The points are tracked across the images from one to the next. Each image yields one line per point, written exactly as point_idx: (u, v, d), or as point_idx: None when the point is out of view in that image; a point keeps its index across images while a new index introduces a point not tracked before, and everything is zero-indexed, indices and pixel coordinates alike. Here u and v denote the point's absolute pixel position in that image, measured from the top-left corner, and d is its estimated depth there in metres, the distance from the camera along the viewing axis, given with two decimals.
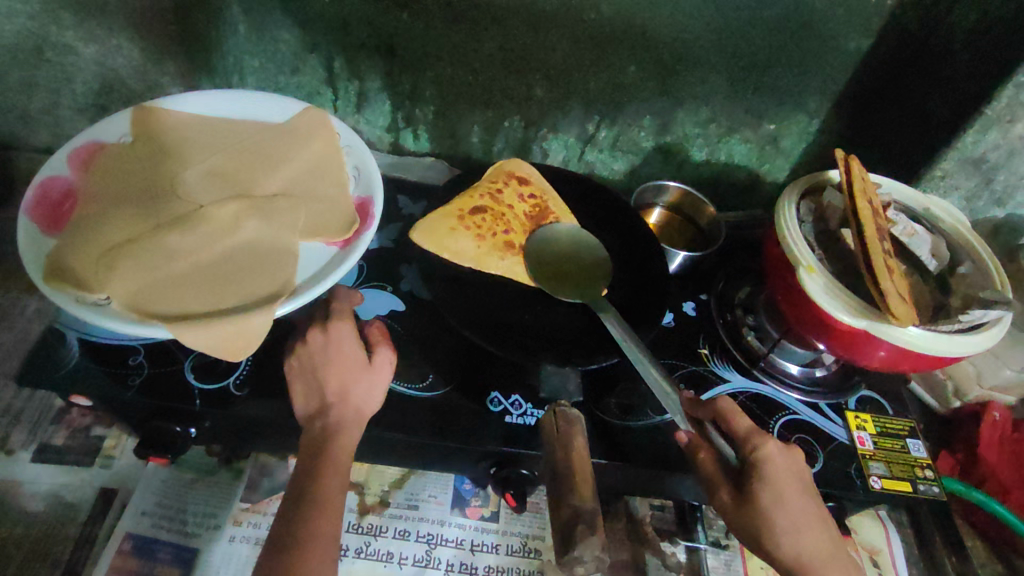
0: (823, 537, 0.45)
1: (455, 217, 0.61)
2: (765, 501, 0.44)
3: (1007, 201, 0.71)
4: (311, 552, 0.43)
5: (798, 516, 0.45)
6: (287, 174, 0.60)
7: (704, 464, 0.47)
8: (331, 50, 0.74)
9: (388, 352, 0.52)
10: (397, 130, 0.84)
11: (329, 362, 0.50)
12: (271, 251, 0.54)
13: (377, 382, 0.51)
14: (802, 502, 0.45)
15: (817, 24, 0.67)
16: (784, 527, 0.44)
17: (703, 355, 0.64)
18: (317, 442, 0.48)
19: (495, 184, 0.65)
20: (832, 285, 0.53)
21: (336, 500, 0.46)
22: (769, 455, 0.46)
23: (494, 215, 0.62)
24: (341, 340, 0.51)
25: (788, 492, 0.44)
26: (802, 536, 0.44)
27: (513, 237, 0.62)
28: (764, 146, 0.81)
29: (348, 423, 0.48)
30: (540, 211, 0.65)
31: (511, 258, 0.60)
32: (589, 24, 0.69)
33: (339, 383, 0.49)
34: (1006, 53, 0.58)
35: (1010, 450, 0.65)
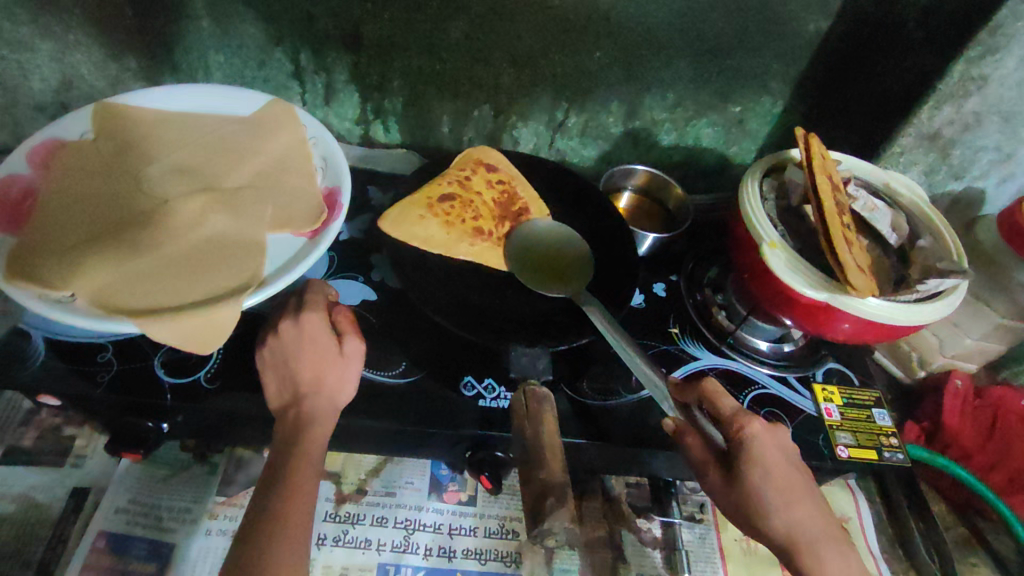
0: (816, 512, 0.45)
1: (423, 205, 0.61)
2: (753, 479, 0.44)
3: (964, 174, 0.72)
4: (285, 542, 0.43)
5: (789, 490, 0.44)
6: (254, 167, 0.60)
7: (692, 449, 0.47)
8: (297, 43, 0.74)
9: (357, 341, 0.52)
10: (367, 122, 0.84)
11: (299, 353, 0.50)
12: (240, 244, 0.54)
13: (347, 370, 0.50)
14: (790, 477, 0.44)
15: (778, 6, 0.68)
16: (775, 504, 0.44)
17: (673, 334, 0.65)
18: (289, 433, 0.47)
19: (463, 171, 0.66)
20: (793, 259, 0.54)
21: (308, 490, 0.46)
22: (756, 434, 0.45)
23: (462, 202, 0.63)
24: (313, 330, 0.51)
25: (777, 471, 0.44)
26: (788, 510, 0.44)
27: (481, 223, 0.62)
28: (731, 129, 0.82)
29: (322, 412, 0.48)
30: (510, 197, 0.65)
31: (480, 244, 0.61)
32: (554, 11, 0.69)
33: (312, 372, 0.49)
34: (955, 30, 0.60)
35: (972, 414, 0.67)
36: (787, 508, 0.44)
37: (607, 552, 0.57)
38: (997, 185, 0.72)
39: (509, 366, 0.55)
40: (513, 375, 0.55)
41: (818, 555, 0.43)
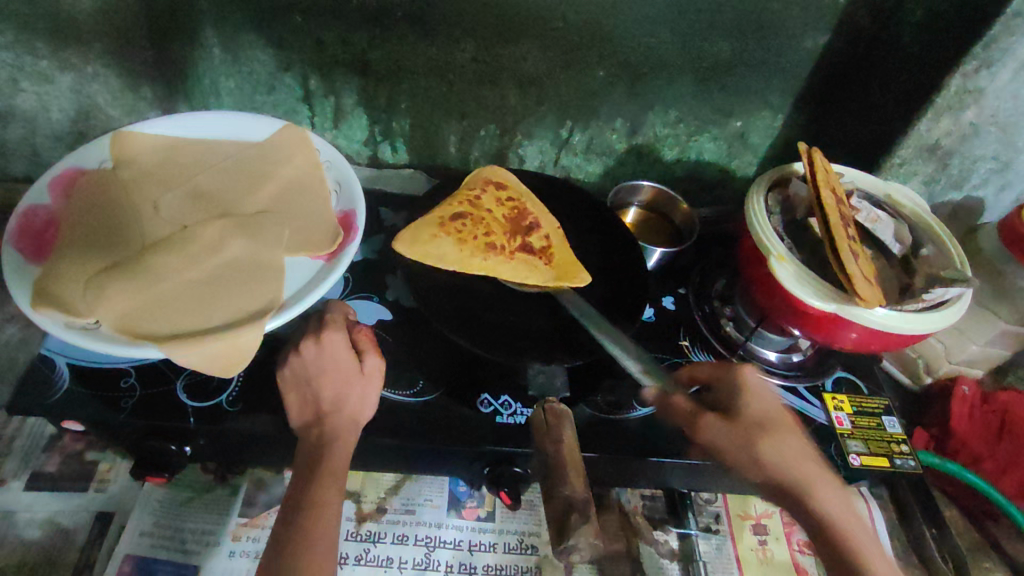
0: (793, 450, 0.48)
1: (436, 225, 0.63)
2: (754, 405, 0.49)
3: (963, 183, 0.72)
4: (310, 564, 0.43)
5: (776, 423, 0.49)
6: (270, 192, 0.62)
7: (678, 402, 0.49)
8: (306, 69, 0.77)
9: (377, 359, 0.53)
10: (375, 143, 0.86)
11: (322, 373, 0.51)
12: (260, 267, 0.55)
13: (368, 389, 0.52)
14: (771, 413, 0.49)
15: (775, 23, 0.71)
16: (779, 429, 0.48)
17: (684, 347, 0.65)
18: (311, 455, 0.48)
19: (473, 191, 0.67)
20: (802, 272, 0.55)
21: (334, 511, 0.46)
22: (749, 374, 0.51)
23: (473, 220, 0.64)
24: (334, 350, 0.51)
25: (766, 404, 0.50)
26: (785, 440, 0.48)
27: (493, 238, 0.63)
28: (732, 143, 0.84)
29: (344, 432, 0.49)
30: (520, 213, 0.67)
31: (493, 258, 0.61)
32: (558, 33, 0.72)
33: (334, 393, 0.50)
34: (952, 44, 0.61)
35: (980, 418, 0.68)
36: (787, 438, 0.48)
37: (626, 565, 0.57)
38: (996, 193, 0.72)
39: (528, 385, 0.56)
40: (533, 395, 0.56)
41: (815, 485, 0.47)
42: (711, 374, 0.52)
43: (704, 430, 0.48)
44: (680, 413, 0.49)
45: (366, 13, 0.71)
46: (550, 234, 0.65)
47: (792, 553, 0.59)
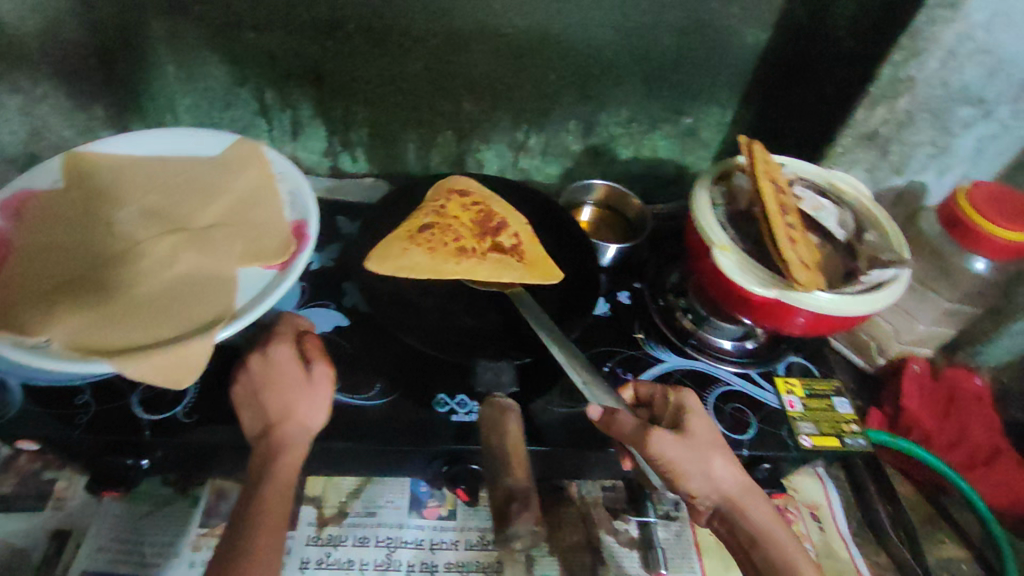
0: (731, 471, 0.48)
1: (405, 239, 0.64)
2: (697, 426, 0.49)
3: (905, 169, 0.74)
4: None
5: (719, 442, 0.49)
6: (223, 205, 0.63)
7: (622, 422, 0.48)
8: (261, 84, 0.78)
9: (324, 364, 0.53)
10: (334, 154, 0.87)
11: (269, 387, 0.51)
12: (212, 280, 0.56)
13: (315, 395, 0.51)
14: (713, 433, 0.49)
15: (716, 21, 0.73)
16: (721, 449, 0.48)
17: (638, 340, 0.67)
18: (258, 467, 0.48)
19: (438, 202, 0.69)
20: (744, 261, 0.57)
21: (277, 520, 0.46)
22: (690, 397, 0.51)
23: (441, 228, 0.65)
24: (284, 359, 0.52)
25: (707, 425, 0.49)
26: (728, 459, 0.48)
27: (463, 243, 0.64)
28: (685, 140, 0.85)
29: (290, 442, 0.49)
30: (486, 215, 0.68)
31: (466, 261, 0.63)
32: (506, 38, 0.73)
33: (280, 405, 0.50)
34: (881, 36, 0.63)
35: (929, 396, 0.71)
36: (728, 459, 0.48)
37: (586, 555, 0.58)
38: (936, 178, 0.74)
39: (475, 383, 0.56)
40: (480, 391, 0.57)
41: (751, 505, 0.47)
42: (651, 394, 0.54)
43: (653, 445, 0.46)
44: (624, 429, 0.48)
45: (316, 26, 0.72)
46: (517, 233, 0.67)
47: None
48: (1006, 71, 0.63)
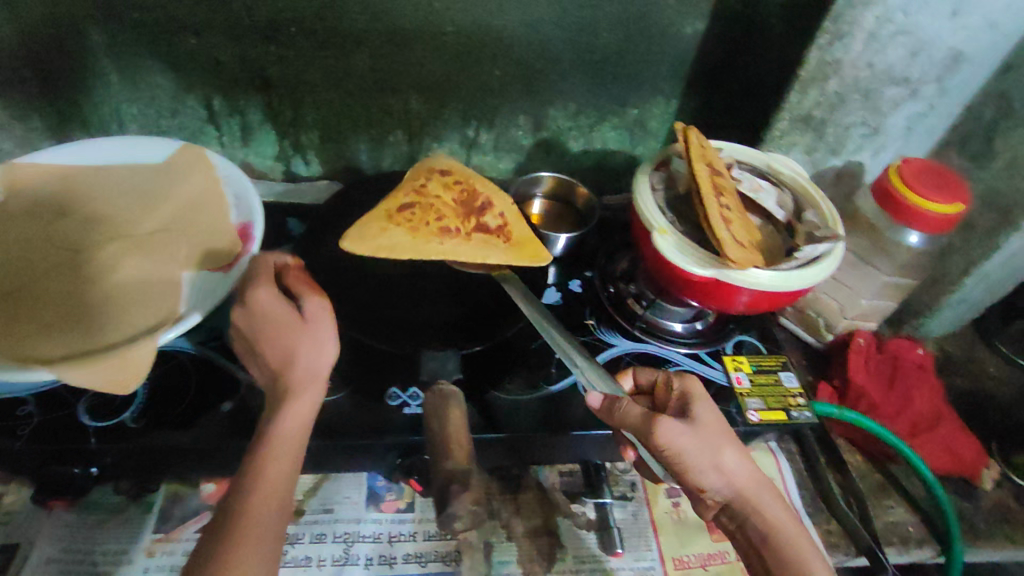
0: (740, 463, 0.47)
1: (385, 218, 0.61)
2: (704, 416, 0.48)
3: (841, 149, 0.76)
4: (248, 535, 0.41)
5: (727, 433, 0.48)
6: (168, 210, 0.63)
7: (629, 411, 0.48)
8: (207, 90, 0.78)
9: (316, 299, 0.49)
10: (287, 158, 0.87)
11: (260, 333, 0.48)
12: (155, 284, 0.56)
13: (313, 332, 0.48)
14: (720, 423, 0.48)
15: (653, 12, 0.74)
16: (729, 442, 0.47)
17: (590, 326, 0.68)
18: (263, 424, 0.45)
19: (417, 182, 0.66)
20: (682, 243, 0.58)
21: (275, 476, 0.43)
22: (696, 386, 0.51)
23: (423, 207, 0.63)
24: (268, 303, 0.48)
25: (714, 416, 0.48)
26: (738, 450, 0.47)
27: (447, 222, 0.62)
28: (633, 130, 0.87)
29: (290, 384, 0.46)
30: (470, 195, 0.67)
31: (452, 240, 0.60)
32: (448, 37, 0.74)
33: (281, 351, 0.47)
34: (807, 21, 0.65)
35: (875, 368, 0.73)
36: (737, 451, 0.47)
37: (544, 539, 0.59)
38: (872, 157, 0.77)
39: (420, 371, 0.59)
40: (424, 379, 0.59)
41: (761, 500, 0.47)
42: (652, 382, 0.56)
43: (660, 434, 0.46)
44: (631, 418, 0.48)
45: (259, 30, 0.72)
46: (503, 213, 0.66)
47: None
48: (925, 51, 0.66)
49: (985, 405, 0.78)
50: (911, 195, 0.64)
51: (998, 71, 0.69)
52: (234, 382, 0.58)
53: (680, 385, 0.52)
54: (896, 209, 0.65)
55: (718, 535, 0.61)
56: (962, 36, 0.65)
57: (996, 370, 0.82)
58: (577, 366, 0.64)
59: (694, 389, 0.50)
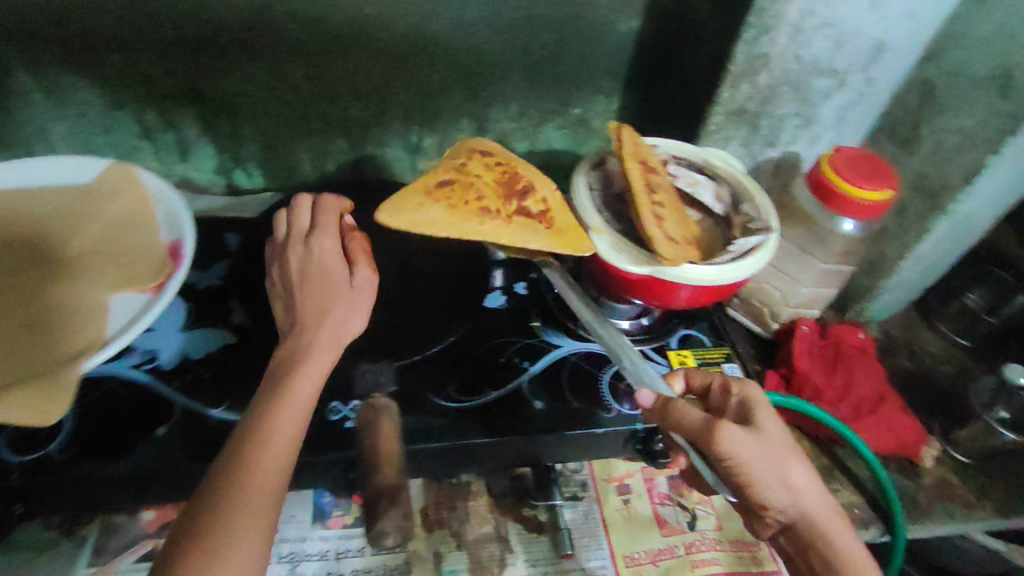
0: (802, 477, 0.49)
1: (422, 194, 0.58)
2: (765, 425, 0.50)
3: (777, 141, 0.78)
4: (251, 491, 0.42)
5: (791, 446, 0.50)
6: (94, 232, 0.61)
7: (689, 417, 0.49)
8: (138, 106, 0.76)
9: (368, 272, 0.55)
10: (228, 171, 0.85)
11: (308, 283, 0.53)
12: (79, 309, 0.54)
13: (357, 300, 0.53)
14: (782, 435, 0.50)
15: (588, 12, 0.74)
16: (793, 457, 0.49)
17: (535, 328, 0.68)
18: (270, 392, 0.47)
19: (458, 159, 0.64)
20: (618, 242, 0.59)
21: (281, 440, 0.45)
22: (756, 394, 0.53)
23: (461, 185, 0.60)
24: (324, 257, 0.54)
25: (777, 427, 0.50)
26: (805, 467, 0.50)
27: (486, 203, 0.59)
28: (577, 129, 0.88)
29: (322, 340, 0.50)
30: (511, 177, 0.63)
31: (490, 223, 0.57)
32: (384, 43, 0.74)
33: (319, 304, 0.52)
34: (734, 18, 0.66)
35: (819, 355, 0.75)
36: (800, 465, 0.49)
37: (495, 545, 0.59)
38: (807, 147, 0.79)
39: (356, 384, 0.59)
40: (360, 391, 0.59)
41: (824, 519, 0.49)
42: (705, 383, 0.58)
43: (725, 441, 0.47)
44: (689, 420, 0.49)
45: (186, 42, 0.70)
46: (546, 196, 0.63)
47: (652, 507, 0.63)
48: (850, 42, 0.67)
49: (924, 383, 0.81)
50: (842, 183, 0.65)
51: (920, 59, 0.70)
52: (169, 406, 0.57)
53: (739, 392, 0.54)
54: (829, 197, 0.66)
55: (668, 530, 0.61)
56: (883, 26, 0.66)
57: (936, 348, 0.85)
58: (522, 369, 0.64)
59: (755, 397, 0.53)
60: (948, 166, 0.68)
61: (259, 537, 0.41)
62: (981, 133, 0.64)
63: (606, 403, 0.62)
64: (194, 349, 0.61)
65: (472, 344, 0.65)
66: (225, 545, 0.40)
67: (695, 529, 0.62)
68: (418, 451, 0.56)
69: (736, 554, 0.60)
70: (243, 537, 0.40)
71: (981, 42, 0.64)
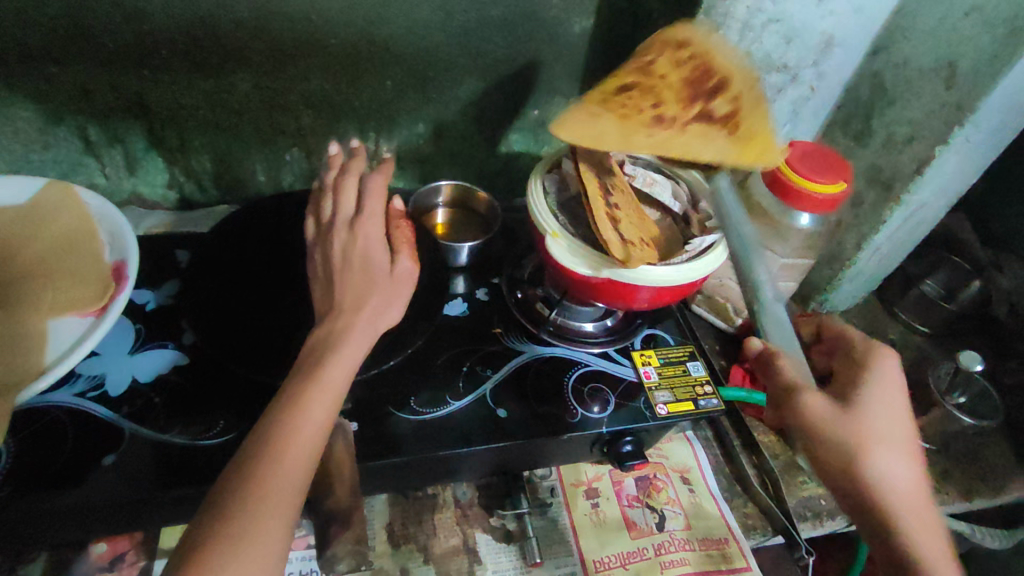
0: (905, 455, 0.49)
1: (599, 102, 0.58)
2: (869, 400, 0.52)
3: None
4: (283, 478, 0.40)
5: (893, 430, 0.50)
6: (30, 255, 0.58)
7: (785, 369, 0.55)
8: (80, 120, 0.73)
9: (409, 264, 0.55)
10: (179, 184, 0.83)
11: (351, 269, 0.52)
12: (14, 336, 0.52)
13: (396, 291, 0.53)
14: (893, 413, 0.51)
15: (540, 14, 0.74)
16: (896, 433, 0.50)
17: (498, 334, 0.67)
18: (300, 382, 0.45)
19: (649, 56, 0.62)
20: (574, 246, 0.58)
21: (310, 434, 0.43)
22: (883, 369, 0.54)
23: (642, 90, 0.60)
24: (367, 245, 0.54)
25: (884, 406, 0.51)
26: (904, 448, 0.49)
27: (663, 109, 0.59)
28: (536, 131, 0.87)
29: (357, 329, 0.49)
30: (702, 73, 0.61)
31: (660, 134, 0.57)
32: (333, 49, 0.72)
33: (356, 293, 0.51)
34: (684, 17, 0.65)
35: None
36: (896, 447, 0.49)
37: (463, 558, 0.58)
38: None
39: None
40: None
41: (902, 503, 0.47)
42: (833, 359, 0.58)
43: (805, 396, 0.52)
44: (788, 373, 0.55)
45: (126, 54, 0.68)
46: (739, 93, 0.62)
47: (621, 509, 0.63)
48: (799, 37, 0.68)
49: None
50: (800, 180, 0.65)
51: (868, 53, 0.71)
52: (116, 432, 0.54)
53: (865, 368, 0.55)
54: (785, 192, 0.66)
55: (637, 532, 0.61)
56: (831, 21, 0.67)
57: (897, 336, 0.87)
58: (486, 377, 0.63)
59: (878, 374, 0.54)
60: (899, 158, 0.69)
61: (282, 533, 0.38)
62: (928, 125, 0.65)
63: (571, 408, 0.61)
64: (141, 372, 0.59)
65: (434, 354, 0.65)
66: (275, 499, 0.39)
67: (664, 530, 0.62)
68: (378, 467, 0.54)
69: (706, 553, 0.60)
70: (265, 534, 0.38)
71: (925, 35, 0.65)
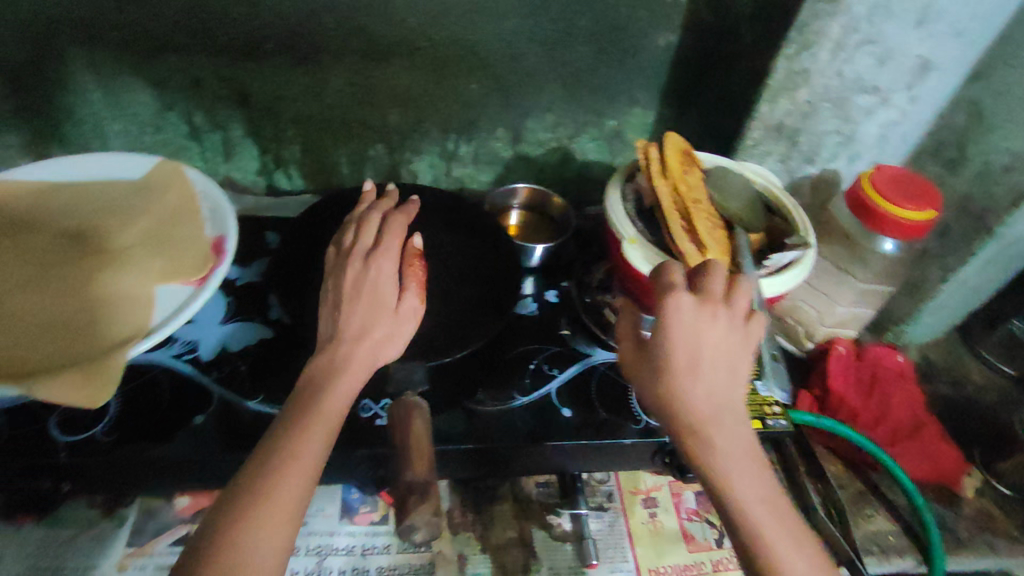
0: (708, 388, 0.42)
1: None
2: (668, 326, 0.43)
3: (816, 158, 0.77)
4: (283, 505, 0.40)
5: (696, 358, 0.42)
6: (143, 226, 0.63)
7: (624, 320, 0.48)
8: (188, 107, 0.79)
9: (415, 301, 0.53)
10: (269, 172, 0.88)
11: (358, 297, 0.51)
12: (129, 299, 0.56)
13: (399, 326, 0.51)
14: (695, 341, 0.42)
15: (627, 26, 0.75)
16: (702, 363, 0.42)
17: (565, 337, 0.69)
18: (293, 424, 0.44)
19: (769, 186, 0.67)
20: (648, 254, 0.59)
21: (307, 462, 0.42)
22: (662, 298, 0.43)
23: None
24: (376, 280, 0.52)
25: (695, 332, 0.42)
26: (710, 371, 0.42)
27: None
28: (611, 141, 0.88)
29: (354, 363, 0.48)
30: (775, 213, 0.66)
31: None
32: (424, 51, 0.75)
33: (360, 322, 0.50)
34: (777, 34, 0.65)
35: (855, 375, 0.75)
36: (689, 383, 0.42)
37: (519, 550, 0.59)
38: (847, 165, 0.78)
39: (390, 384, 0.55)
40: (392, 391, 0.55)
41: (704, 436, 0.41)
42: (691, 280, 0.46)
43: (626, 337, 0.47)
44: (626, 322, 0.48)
45: (235, 48, 0.73)
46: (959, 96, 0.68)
47: (680, 521, 0.62)
48: (894, 60, 0.67)
49: (964, 410, 0.78)
50: (886, 205, 0.63)
51: (967, 79, 0.69)
52: (207, 396, 0.58)
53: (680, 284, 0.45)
54: (868, 217, 0.65)
55: (695, 546, 0.60)
56: (930, 45, 0.65)
57: (979, 376, 0.82)
58: (552, 376, 0.64)
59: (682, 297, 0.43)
60: (995, 188, 0.67)
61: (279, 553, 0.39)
62: None
63: (636, 415, 0.61)
64: (233, 341, 0.63)
65: (500, 350, 0.66)
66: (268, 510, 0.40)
67: (723, 547, 0.61)
68: (447, 453, 0.56)
69: None
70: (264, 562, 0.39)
71: None
